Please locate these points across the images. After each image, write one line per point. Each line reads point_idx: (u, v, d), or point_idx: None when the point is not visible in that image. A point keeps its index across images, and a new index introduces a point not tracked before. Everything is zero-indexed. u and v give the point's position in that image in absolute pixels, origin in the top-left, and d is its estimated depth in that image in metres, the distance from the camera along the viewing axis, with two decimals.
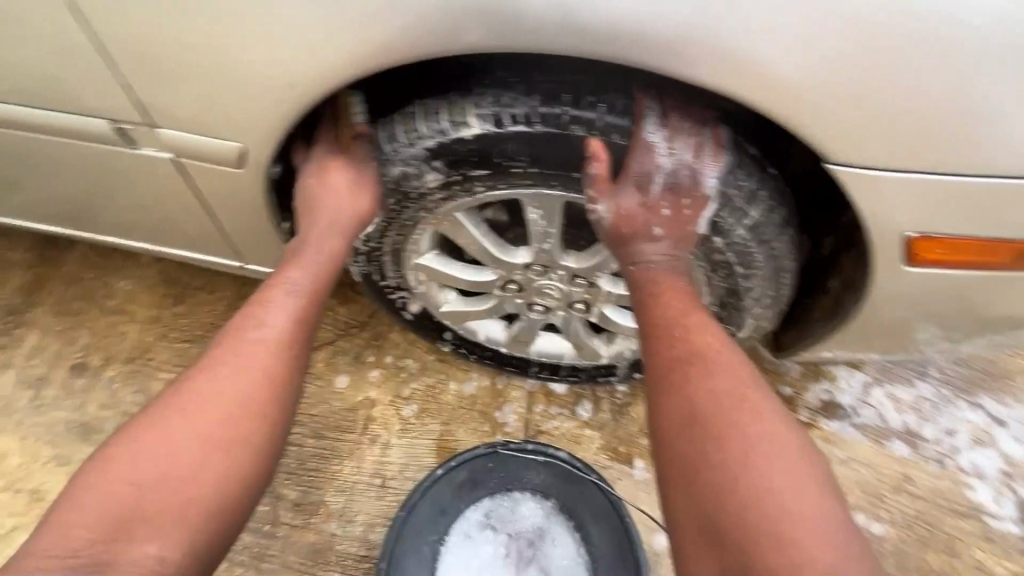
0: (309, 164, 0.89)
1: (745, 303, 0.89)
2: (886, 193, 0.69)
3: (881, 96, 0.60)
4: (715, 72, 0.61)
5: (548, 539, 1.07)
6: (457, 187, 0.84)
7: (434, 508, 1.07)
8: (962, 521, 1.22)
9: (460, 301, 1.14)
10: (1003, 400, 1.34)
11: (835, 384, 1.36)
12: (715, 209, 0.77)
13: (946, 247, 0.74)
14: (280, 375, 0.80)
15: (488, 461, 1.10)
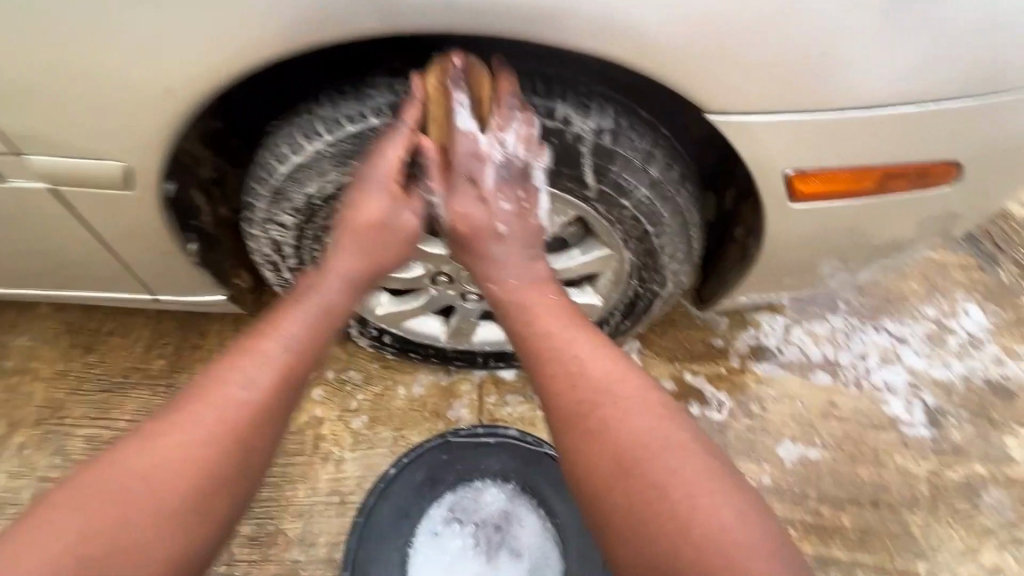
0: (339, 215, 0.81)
1: (661, 262, 0.94)
2: (760, 138, 0.75)
3: (742, 48, 0.66)
4: (594, 38, 0.65)
5: (515, 520, 1.08)
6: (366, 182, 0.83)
7: (397, 509, 1.07)
8: (883, 433, 1.34)
9: (394, 303, 1.14)
10: (901, 321, 1.50)
11: (760, 329, 1.46)
12: (615, 171, 0.81)
13: (821, 181, 0.81)
14: (258, 435, 0.69)
15: (445, 455, 1.11)
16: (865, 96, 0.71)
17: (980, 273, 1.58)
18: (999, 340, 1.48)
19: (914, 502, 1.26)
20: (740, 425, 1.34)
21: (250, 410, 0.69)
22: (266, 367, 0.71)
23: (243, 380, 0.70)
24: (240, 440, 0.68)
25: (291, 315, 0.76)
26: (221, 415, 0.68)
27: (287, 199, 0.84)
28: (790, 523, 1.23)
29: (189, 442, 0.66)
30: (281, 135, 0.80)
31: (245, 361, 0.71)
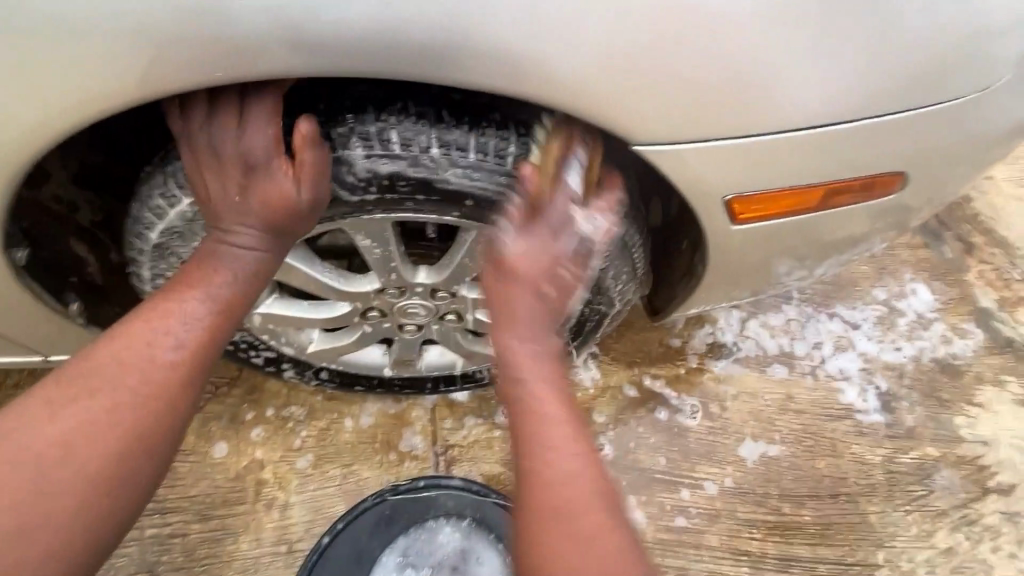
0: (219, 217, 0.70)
1: (605, 285, 0.90)
2: (684, 163, 0.70)
3: (653, 77, 0.62)
4: (494, 72, 0.61)
5: (473, 559, 1.03)
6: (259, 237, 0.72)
7: (340, 574, 1.00)
8: (840, 422, 1.34)
9: (326, 338, 1.04)
10: (853, 306, 1.50)
11: (716, 325, 1.43)
12: None
13: (759, 201, 0.77)
14: (170, 395, 0.64)
15: (384, 509, 1.05)
16: (789, 117, 0.68)
17: (926, 251, 1.60)
18: (946, 318, 1.50)
19: (871, 491, 1.27)
20: (701, 427, 1.31)
21: (168, 368, 0.65)
22: (179, 338, 0.67)
23: (158, 339, 0.65)
24: (155, 395, 0.63)
25: (194, 297, 0.69)
26: (137, 372, 0.63)
27: (172, 252, 0.78)
28: (753, 525, 1.23)
29: (106, 396, 0.61)
30: (153, 188, 0.73)
31: (156, 325, 0.66)
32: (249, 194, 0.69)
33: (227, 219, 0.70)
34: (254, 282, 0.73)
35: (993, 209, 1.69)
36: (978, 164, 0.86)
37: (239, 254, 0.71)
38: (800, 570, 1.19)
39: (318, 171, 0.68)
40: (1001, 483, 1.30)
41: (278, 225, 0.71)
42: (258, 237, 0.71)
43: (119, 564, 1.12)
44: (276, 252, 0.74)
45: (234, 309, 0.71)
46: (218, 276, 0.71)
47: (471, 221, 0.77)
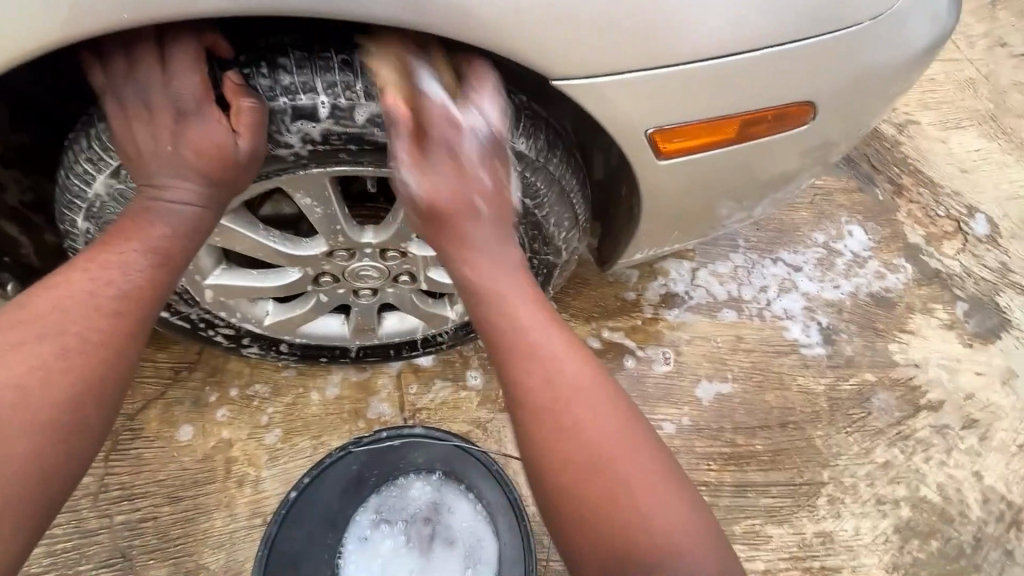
0: (150, 170, 0.68)
1: (549, 234, 0.93)
2: (604, 98, 0.74)
3: (561, 11, 0.66)
4: (411, 11, 0.63)
5: (444, 508, 1.07)
6: (193, 190, 0.69)
7: (311, 533, 1.04)
8: (786, 358, 1.43)
9: (281, 309, 1.05)
10: (795, 250, 1.58)
11: (669, 277, 1.49)
12: None
13: (682, 134, 0.82)
14: (117, 339, 0.63)
15: (353, 468, 1.07)
16: (694, 48, 0.72)
17: (860, 195, 1.69)
18: (880, 256, 1.60)
19: (816, 418, 1.36)
20: (657, 372, 1.37)
21: (113, 313, 0.63)
22: (120, 285, 0.65)
23: (98, 286, 0.64)
24: (103, 339, 0.62)
25: (131, 247, 0.67)
26: (79, 319, 0.62)
27: (106, 220, 0.78)
28: (710, 458, 1.30)
29: (47, 343, 0.59)
30: (78, 153, 0.73)
31: (96, 273, 0.64)
32: (182, 145, 0.67)
33: (160, 173, 0.68)
34: (195, 236, 0.71)
35: (919, 152, 1.80)
36: (885, 95, 0.92)
37: (174, 210, 0.69)
38: (755, 494, 1.27)
39: (258, 126, 0.68)
40: (931, 401, 1.40)
41: (216, 180, 0.69)
42: (194, 191, 0.69)
43: (89, 553, 1.11)
44: (217, 209, 0.72)
45: (174, 261, 0.69)
46: (152, 229, 0.68)
47: None
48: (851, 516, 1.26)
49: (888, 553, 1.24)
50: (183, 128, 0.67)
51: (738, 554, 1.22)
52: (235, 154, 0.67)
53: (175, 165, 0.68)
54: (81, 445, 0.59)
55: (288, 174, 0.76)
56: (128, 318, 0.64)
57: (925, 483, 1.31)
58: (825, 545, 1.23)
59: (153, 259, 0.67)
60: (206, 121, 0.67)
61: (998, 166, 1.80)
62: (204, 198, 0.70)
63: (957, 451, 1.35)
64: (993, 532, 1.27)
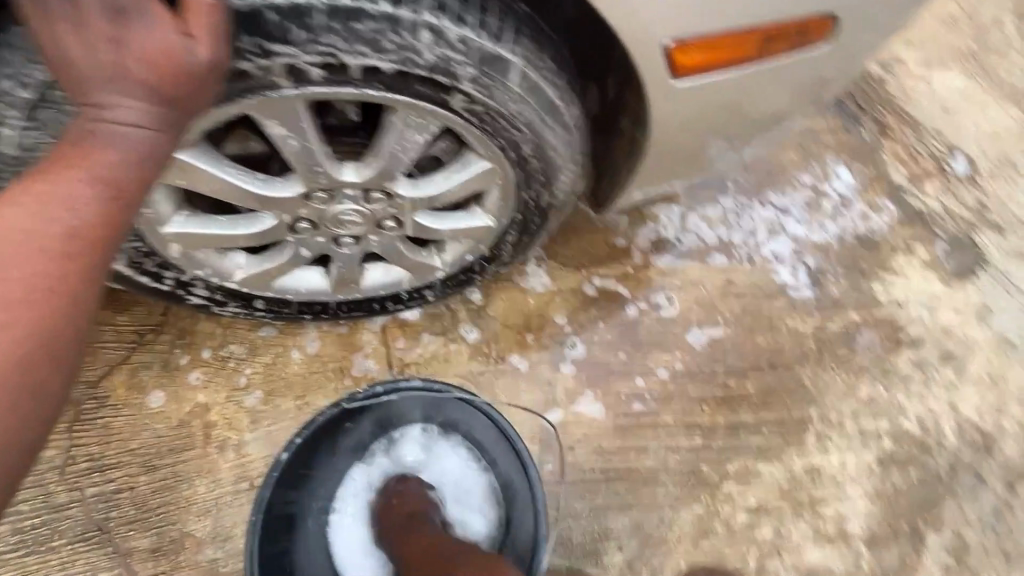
0: (87, 85, 0.54)
1: (547, 169, 0.85)
2: (619, 2, 0.68)
3: None
4: None
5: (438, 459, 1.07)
6: (141, 107, 0.55)
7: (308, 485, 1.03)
8: (775, 300, 1.43)
9: (254, 260, 0.96)
10: (783, 192, 1.56)
11: (659, 221, 1.45)
12: (468, 64, 0.68)
13: (698, 49, 0.75)
14: (72, 285, 0.52)
15: (342, 423, 1.04)
16: None
17: (847, 135, 1.67)
18: (865, 197, 1.59)
19: (804, 357, 1.37)
20: (650, 318, 1.35)
21: (64, 258, 0.52)
22: (71, 224, 0.52)
23: (39, 225, 0.51)
24: (53, 285, 0.51)
25: (77, 178, 0.53)
26: (21, 262, 0.50)
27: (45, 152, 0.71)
28: (702, 401, 1.30)
29: None
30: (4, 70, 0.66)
31: (36, 208, 0.52)
32: (123, 48, 0.53)
33: (97, 85, 0.54)
34: (154, 164, 0.57)
35: (904, 91, 1.77)
36: (903, 18, 0.87)
37: (121, 134, 0.55)
38: (746, 434, 1.28)
39: (219, 32, 0.57)
40: (912, 337, 1.44)
41: (168, 96, 0.55)
42: (145, 109, 0.55)
43: (61, 528, 1.04)
44: (177, 134, 0.58)
45: (125, 199, 0.56)
46: (101, 157, 0.54)
47: (393, 95, 0.70)
48: (837, 450, 1.29)
49: (871, 483, 1.27)
50: (120, 27, 0.53)
51: (731, 491, 1.23)
52: (194, 64, 0.55)
53: (116, 77, 0.53)
54: (36, 412, 0.51)
55: (256, 97, 0.67)
56: (81, 261, 0.53)
57: (905, 416, 1.35)
58: (813, 479, 1.26)
59: (100, 194, 0.54)
60: (151, 19, 0.53)
61: (978, 105, 1.79)
62: (158, 119, 0.56)
63: (936, 385, 1.39)
64: (967, 458, 1.33)
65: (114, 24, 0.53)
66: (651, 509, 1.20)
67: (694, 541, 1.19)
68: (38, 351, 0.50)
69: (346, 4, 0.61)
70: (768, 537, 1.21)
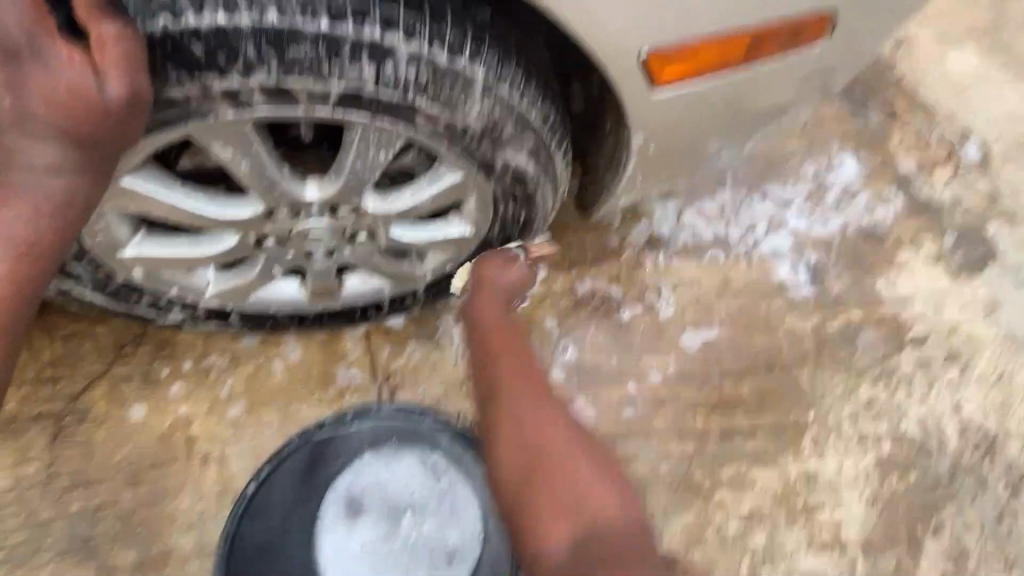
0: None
1: (525, 179, 0.80)
2: (586, 13, 0.64)
3: None
4: None
5: (416, 487, 1.08)
6: (54, 156, 0.59)
7: (274, 523, 1.04)
8: (773, 299, 1.38)
9: (224, 276, 0.92)
10: (784, 184, 1.49)
11: (653, 218, 1.40)
12: (422, 76, 0.64)
13: (675, 59, 0.72)
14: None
15: (319, 451, 1.08)
16: None
17: (852, 121, 1.59)
18: (871, 187, 1.53)
19: (802, 358, 1.33)
20: (642, 320, 1.31)
21: None
22: None
23: None
24: None
25: None
26: None
27: None
28: (696, 405, 1.26)
29: None
30: None
31: None
32: (26, 93, 0.56)
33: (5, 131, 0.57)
34: (71, 211, 0.62)
35: (915, 72, 1.68)
36: (896, 11, 0.82)
37: (35, 181, 0.59)
38: (740, 439, 1.25)
39: (127, 60, 0.56)
40: (916, 335, 1.39)
41: (81, 139, 0.58)
42: (56, 155, 0.59)
43: (45, 544, 1.04)
44: (94, 176, 0.62)
45: (41, 249, 0.62)
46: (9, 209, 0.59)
47: (347, 113, 0.66)
48: (835, 454, 1.26)
49: (869, 487, 1.25)
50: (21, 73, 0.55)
51: (725, 498, 1.21)
52: (103, 100, 0.57)
53: (27, 125, 0.57)
54: None
55: (198, 117, 0.64)
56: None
57: (906, 418, 1.31)
58: (809, 484, 1.23)
59: (8, 250, 0.60)
60: (53, 61, 0.55)
61: (993, 85, 1.70)
62: (71, 163, 0.60)
63: (939, 384, 1.35)
64: (969, 461, 1.29)
65: (13, 70, 0.55)
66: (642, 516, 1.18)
67: (687, 550, 1.17)
68: None
69: (278, 23, 0.59)
70: (762, 544, 1.19)
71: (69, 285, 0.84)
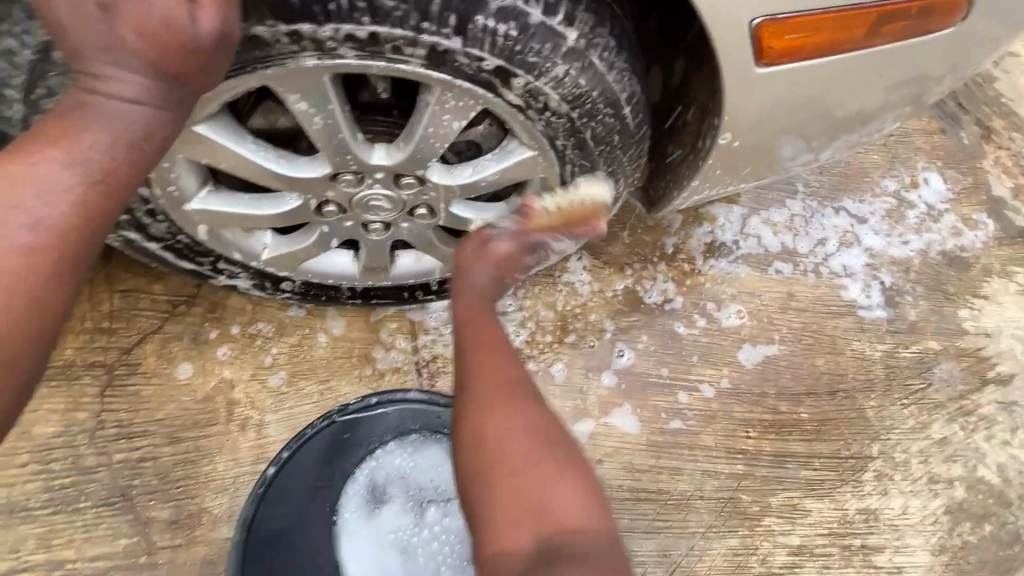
0: (88, 57, 0.55)
1: (597, 162, 0.76)
2: None
3: None
4: None
5: (440, 480, 1.03)
6: (140, 84, 0.56)
7: (294, 508, 0.99)
8: (841, 319, 1.28)
9: (281, 241, 0.91)
10: (861, 198, 1.39)
11: (715, 224, 1.33)
12: (510, 31, 0.61)
13: (787, 28, 0.67)
14: (50, 269, 0.55)
15: (342, 435, 1.03)
16: None
17: (943, 137, 1.47)
18: (958, 210, 1.40)
19: (869, 386, 1.23)
20: (697, 329, 1.24)
21: (53, 238, 0.55)
22: (40, 213, 0.55)
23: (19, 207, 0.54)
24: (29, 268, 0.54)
25: (59, 157, 0.56)
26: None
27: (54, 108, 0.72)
28: (748, 425, 1.19)
29: None
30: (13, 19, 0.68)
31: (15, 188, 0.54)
32: (117, 17, 0.54)
33: (97, 57, 0.55)
34: (149, 145, 0.59)
35: (1017, 90, 1.55)
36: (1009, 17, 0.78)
37: (120, 110, 0.57)
38: (795, 466, 1.16)
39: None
40: (1000, 374, 1.26)
41: (171, 71, 0.56)
42: (140, 85, 0.56)
43: (87, 490, 1.06)
44: (179, 111, 0.60)
45: (115, 177, 0.58)
46: (88, 133, 0.56)
47: (430, 72, 0.64)
48: (900, 493, 1.16)
49: (937, 534, 1.13)
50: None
51: (774, 527, 1.12)
52: (198, 32, 0.55)
53: (119, 53, 0.55)
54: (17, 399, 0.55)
55: (278, 65, 0.63)
56: (54, 251, 0.55)
57: (984, 463, 1.19)
58: (868, 523, 1.13)
59: (86, 177, 0.57)
60: None
61: None
62: (158, 95, 0.58)
63: None
64: None
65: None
66: (681, 537, 1.10)
67: None
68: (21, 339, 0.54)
69: None
70: None
71: (133, 238, 0.84)
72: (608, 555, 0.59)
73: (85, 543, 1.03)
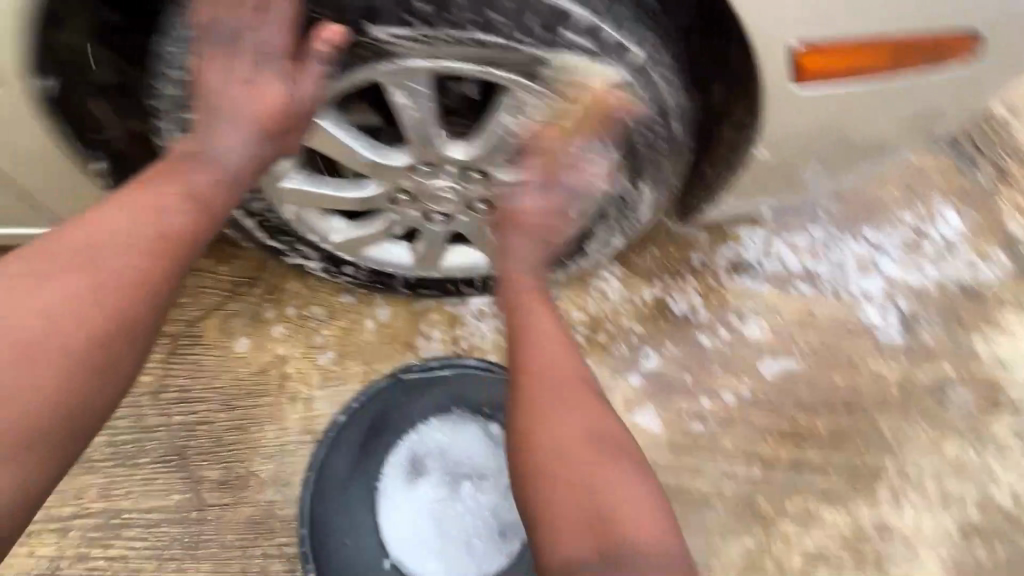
0: (222, 101, 0.77)
1: (643, 164, 0.88)
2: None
3: None
4: None
5: (476, 456, 1.10)
6: (258, 121, 0.78)
7: (349, 465, 1.07)
8: (859, 340, 1.34)
9: (350, 226, 1.02)
10: (881, 228, 1.47)
11: (740, 243, 1.41)
12: (585, 46, 0.73)
13: (828, 53, 0.76)
14: (172, 252, 0.71)
15: (397, 398, 1.09)
16: None
17: (962, 176, 1.55)
18: (974, 245, 1.47)
19: (885, 405, 1.28)
20: (720, 340, 1.31)
21: (182, 228, 0.72)
22: (176, 207, 0.72)
23: (162, 204, 0.72)
24: (160, 247, 0.70)
25: (192, 172, 0.75)
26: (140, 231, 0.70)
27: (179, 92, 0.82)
28: (767, 433, 1.24)
29: (105, 261, 0.67)
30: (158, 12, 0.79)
31: (158, 191, 0.72)
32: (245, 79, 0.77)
33: (226, 102, 0.77)
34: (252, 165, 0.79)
35: None
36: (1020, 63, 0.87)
37: (238, 137, 0.77)
38: (811, 474, 1.21)
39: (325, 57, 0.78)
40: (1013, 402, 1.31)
41: (276, 115, 0.79)
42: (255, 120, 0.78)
43: (147, 448, 1.14)
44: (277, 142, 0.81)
45: (226, 187, 0.77)
46: (214, 154, 0.76)
47: (512, 75, 0.78)
48: (912, 509, 1.20)
49: (948, 550, 1.18)
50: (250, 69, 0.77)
51: (788, 531, 1.17)
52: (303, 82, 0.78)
53: (248, 100, 0.77)
54: (124, 358, 0.67)
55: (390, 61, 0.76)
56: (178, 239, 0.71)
57: (996, 486, 1.23)
58: (880, 534, 1.18)
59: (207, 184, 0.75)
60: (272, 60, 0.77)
61: None
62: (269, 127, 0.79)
63: None
64: None
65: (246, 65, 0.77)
66: (698, 533, 1.16)
67: None
68: (139, 305, 0.68)
69: None
70: None
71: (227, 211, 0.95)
72: (671, 554, 0.66)
73: (143, 496, 1.11)
